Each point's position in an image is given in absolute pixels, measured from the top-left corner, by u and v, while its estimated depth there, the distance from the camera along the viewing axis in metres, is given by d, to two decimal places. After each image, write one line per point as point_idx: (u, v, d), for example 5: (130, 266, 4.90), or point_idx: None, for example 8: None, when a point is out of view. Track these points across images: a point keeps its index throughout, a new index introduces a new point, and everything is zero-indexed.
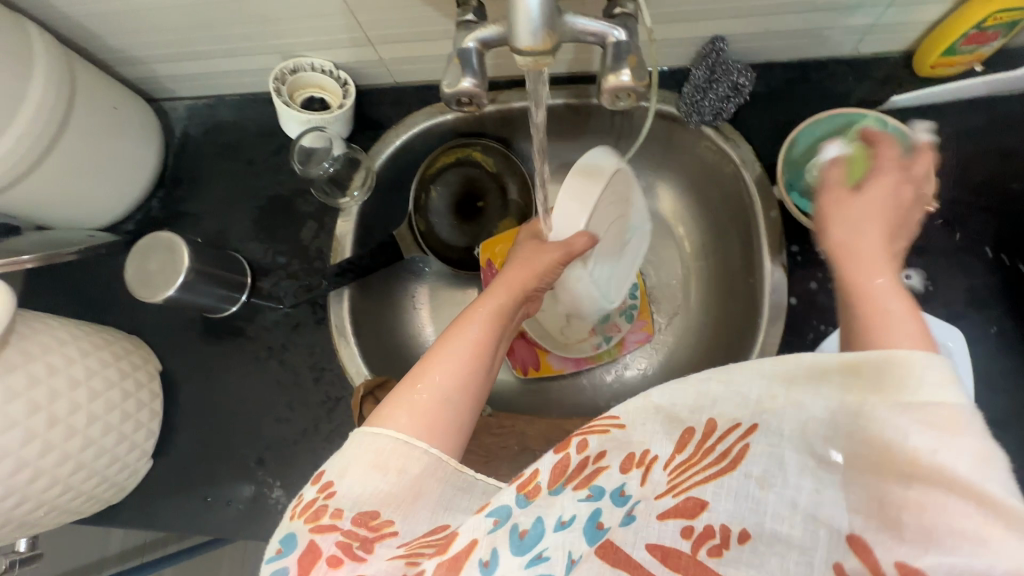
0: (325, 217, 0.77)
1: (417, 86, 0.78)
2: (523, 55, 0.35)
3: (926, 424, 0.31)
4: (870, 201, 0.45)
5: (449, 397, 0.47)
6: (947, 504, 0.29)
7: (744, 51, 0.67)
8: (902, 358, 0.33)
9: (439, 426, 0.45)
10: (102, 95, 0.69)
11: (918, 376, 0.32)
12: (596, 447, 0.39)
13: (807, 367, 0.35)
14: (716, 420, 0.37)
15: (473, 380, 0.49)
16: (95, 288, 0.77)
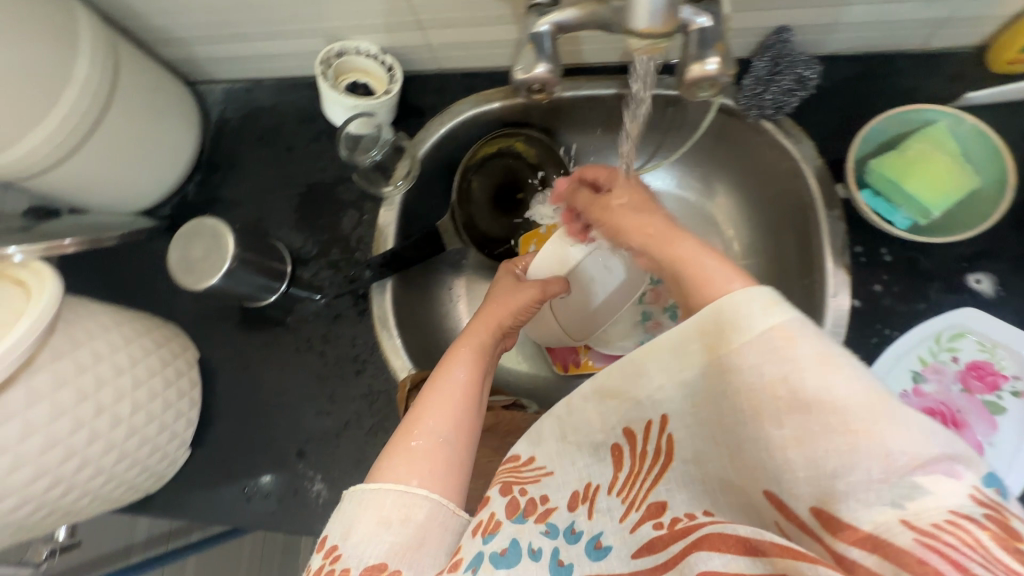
0: (366, 206, 0.75)
1: (462, 73, 0.76)
2: (641, 39, 0.35)
3: (774, 356, 0.34)
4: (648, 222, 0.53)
5: (446, 436, 0.45)
6: (811, 424, 0.32)
7: (809, 43, 0.65)
8: (735, 300, 0.37)
9: (439, 466, 0.43)
10: (144, 75, 0.67)
11: (743, 313, 0.36)
12: (537, 492, 0.42)
13: (699, 351, 0.38)
14: (631, 428, 0.42)
15: (467, 419, 0.48)
16: (132, 273, 0.76)
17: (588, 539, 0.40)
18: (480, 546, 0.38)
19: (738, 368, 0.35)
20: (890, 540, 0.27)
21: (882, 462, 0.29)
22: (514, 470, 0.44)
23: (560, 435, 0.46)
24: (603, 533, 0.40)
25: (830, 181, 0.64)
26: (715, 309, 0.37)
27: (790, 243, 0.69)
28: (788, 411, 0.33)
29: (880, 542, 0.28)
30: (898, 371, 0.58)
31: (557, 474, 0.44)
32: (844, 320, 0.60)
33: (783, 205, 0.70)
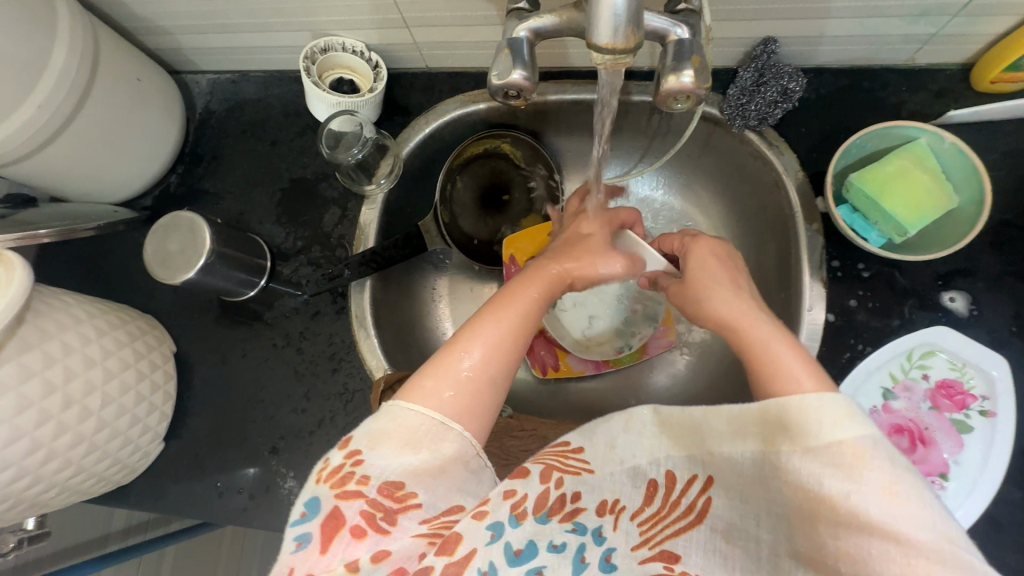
0: (348, 203, 0.74)
1: (449, 73, 0.76)
2: (603, 53, 0.35)
3: (841, 469, 0.36)
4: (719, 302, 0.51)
5: (493, 378, 0.47)
6: (868, 545, 0.35)
7: (794, 55, 0.65)
8: (806, 405, 0.39)
9: (479, 405, 0.45)
10: (126, 65, 0.67)
11: (812, 420, 0.38)
12: (571, 488, 0.43)
13: (756, 438, 0.40)
14: (674, 473, 0.43)
15: (512, 363, 0.49)
16: (111, 264, 0.75)
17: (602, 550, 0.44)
18: (506, 520, 0.40)
19: (799, 467, 0.38)
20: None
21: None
22: (561, 455, 0.44)
23: (613, 440, 0.45)
24: (615, 550, 0.44)
25: (811, 194, 0.64)
26: (792, 404, 0.40)
27: (769, 253, 0.70)
28: (848, 529, 0.36)
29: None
30: (869, 387, 0.59)
31: (597, 475, 0.44)
32: (818, 335, 0.60)
33: (764, 216, 0.70)
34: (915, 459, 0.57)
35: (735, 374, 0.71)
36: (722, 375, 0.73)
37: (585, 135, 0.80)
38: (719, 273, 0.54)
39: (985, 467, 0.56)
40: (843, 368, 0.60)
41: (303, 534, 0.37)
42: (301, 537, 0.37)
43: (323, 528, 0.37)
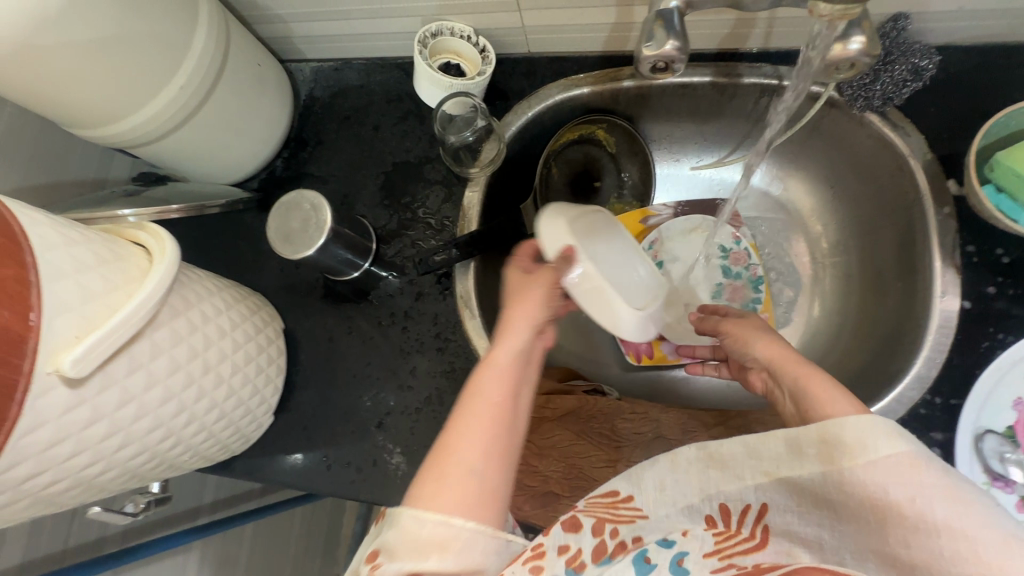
0: (450, 186, 0.75)
1: (552, 58, 0.76)
2: (832, 4, 0.36)
3: (900, 479, 0.37)
4: (771, 346, 0.53)
5: (473, 464, 0.41)
6: (940, 548, 0.35)
7: (926, 32, 0.62)
8: (850, 424, 0.39)
9: (470, 495, 0.40)
10: (249, 51, 0.69)
11: (866, 437, 0.38)
12: (630, 535, 0.41)
13: (815, 461, 0.39)
14: (727, 505, 0.41)
15: (493, 443, 0.43)
16: (223, 243, 0.78)
17: (675, 551, 0.40)
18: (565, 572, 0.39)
19: (862, 482, 0.38)
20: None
21: None
22: (611, 505, 0.41)
23: (660, 483, 0.42)
24: (687, 554, 0.40)
25: (941, 176, 0.61)
26: (851, 422, 0.39)
27: (887, 240, 0.67)
28: (916, 530, 0.36)
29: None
30: (1014, 378, 0.56)
31: (651, 520, 0.41)
32: (953, 323, 0.58)
33: (883, 201, 0.67)
34: None
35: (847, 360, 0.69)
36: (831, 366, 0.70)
37: (682, 122, 0.79)
38: (752, 325, 0.59)
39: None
40: (979, 357, 0.57)
41: None
42: None
43: None
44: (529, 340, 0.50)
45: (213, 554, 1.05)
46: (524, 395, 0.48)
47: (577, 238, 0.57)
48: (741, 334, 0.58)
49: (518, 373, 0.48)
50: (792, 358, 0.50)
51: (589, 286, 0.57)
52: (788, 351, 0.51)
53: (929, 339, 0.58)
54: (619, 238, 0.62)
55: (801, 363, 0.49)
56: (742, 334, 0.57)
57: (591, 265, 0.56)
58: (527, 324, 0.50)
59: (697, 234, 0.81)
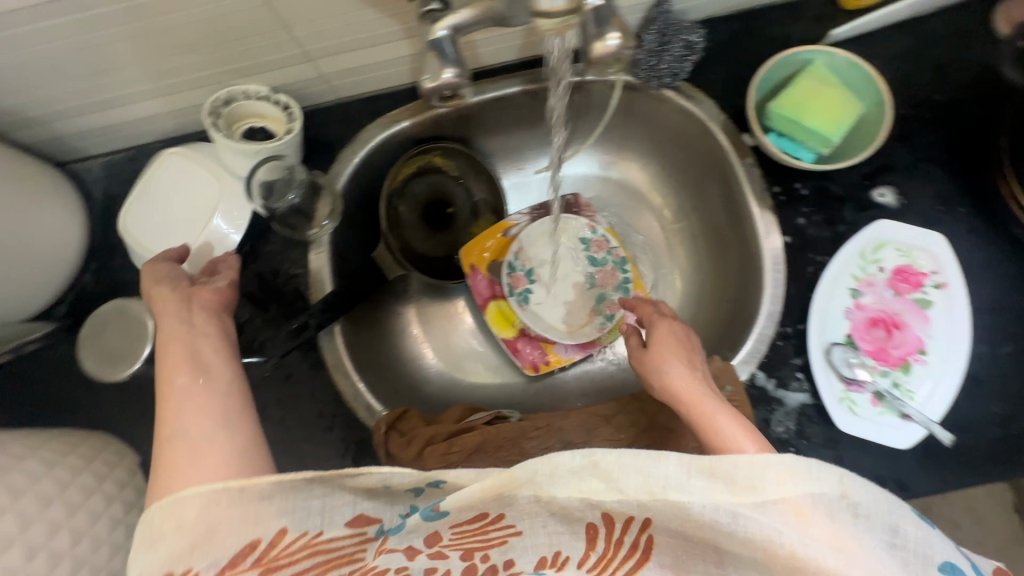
0: (294, 252, 0.70)
1: (364, 98, 0.73)
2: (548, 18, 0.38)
3: (786, 518, 0.33)
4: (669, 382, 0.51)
5: (198, 441, 0.42)
6: None
7: (687, 10, 0.68)
8: (750, 464, 0.34)
9: (208, 465, 0.41)
10: (5, 165, 0.59)
11: (757, 479, 0.34)
12: (501, 558, 0.36)
13: (703, 490, 0.34)
14: (610, 513, 0.36)
15: (198, 402, 0.44)
16: (41, 387, 0.67)
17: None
18: None
19: (753, 526, 0.34)
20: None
21: None
22: (479, 530, 0.37)
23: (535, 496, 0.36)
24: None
25: (737, 133, 0.68)
26: (743, 461, 0.34)
27: (714, 197, 0.73)
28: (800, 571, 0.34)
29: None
30: (840, 290, 0.62)
31: (526, 534, 0.37)
32: (781, 258, 0.64)
33: (700, 164, 0.73)
34: (895, 344, 0.61)
35: (714, 314, 0.74)
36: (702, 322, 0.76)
37: (511, 132, 0.80)
38: (665, 346, 0.54)
39: (952, 334, 0.60)
40: (808, 282, 0.64)
41: None
42: None
43: None
44: (182, 313, 0.52)
45: None
46: (207, 350, 0.49)
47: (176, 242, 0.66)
48: (643, 364, 0.54)
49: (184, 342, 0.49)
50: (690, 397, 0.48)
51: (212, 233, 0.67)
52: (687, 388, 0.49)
53: (767, 277, 0.64)
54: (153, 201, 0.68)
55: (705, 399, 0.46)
56: (645, 365, 0.54)
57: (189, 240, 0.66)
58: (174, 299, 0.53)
59: (556, 235, 0.81)
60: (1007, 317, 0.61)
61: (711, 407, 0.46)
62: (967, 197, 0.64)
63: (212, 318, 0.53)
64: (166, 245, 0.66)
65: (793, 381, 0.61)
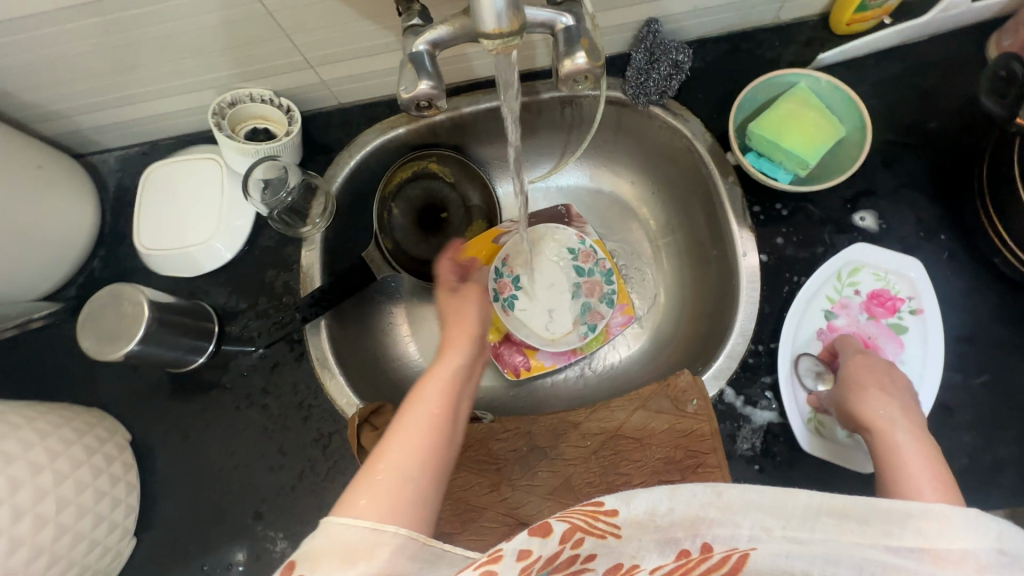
0: (288, 248, 0.73)
1: (364, 105, 0.77)
2: (492, 39, 0.39)
3: (917, 566, 0.36)
4: (863, 403, 0.52)
5: (409, 473, 0.43)
6: None
7: (676, 31, 0.70)
8: (943, 516, 0.37)
9: (403, 503, 0.41)
10: (24, 154, 0.63)
11: (948, 530, 0.37)
12: (587, 550, 0.36)
13: (833, 527, 0.37)
14: (711, 544, 0.37)
15: (435, 451, 0.46)
16: (44, 362, 0.71)
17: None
18: None
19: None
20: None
21: None
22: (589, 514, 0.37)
23: (651, 506, 0.36)
24: None
25: (721, 152, 0.69)
26: (886, 505, 0.37)
27: (699, 214, 0.74)
28: None
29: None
30: (813, 312, 0.63)
31: (624, 541, 0.37)
32: (757, 277, 0.64)
33: (687, 182, 0.75)
34: None
35: (693, 329, 0.75)
36: (683, 337, 0.76)
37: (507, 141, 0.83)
38: (879, 385, 0.53)
39: (926, 360, 0.60)
40: (784, 302, 0.64)
41: None
42: None
43: None
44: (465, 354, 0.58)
45: None
46: (462, 410, 0.52)
47: (198, 233, 0.71)
48: (854, 374, 0.55)
49: (450, 382, 0.52)
50: (883, 424, 0.50)
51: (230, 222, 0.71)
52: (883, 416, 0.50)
53: (743, 295, 0.64)
54: (160, 197, 0.72)
55: (901, 434, 0.48)
56: (856, 377, 0.54)
57: (211, 229, 0.71)
58: (466, 337, 0.60)
59: (545, 242, 0.83)
60: (982, 347, 0.61)
61: (908, 443, 0.47)
62: (949, 225, 0.64)
63: (477, 369, 0.59)
64: (188, 238, 0.71)
65: (762, 400, 0.62)
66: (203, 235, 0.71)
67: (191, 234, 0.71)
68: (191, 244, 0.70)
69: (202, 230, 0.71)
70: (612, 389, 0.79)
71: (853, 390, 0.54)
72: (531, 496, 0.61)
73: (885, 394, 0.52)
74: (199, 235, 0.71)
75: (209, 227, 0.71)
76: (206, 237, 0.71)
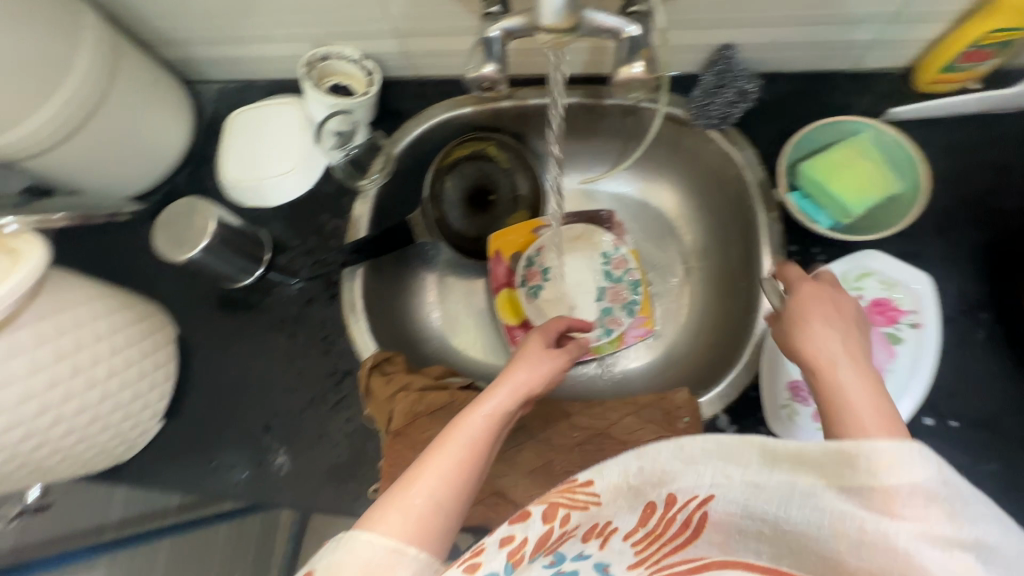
0: (345, 198, 0.80)
1: (439, 80, 0.82)
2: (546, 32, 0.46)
3: (869, 509, 0.34)
4: (809, 339, 0.47)
5: (440, 504, 0.41)
6: None
7: (751, 61, 0.71)
8: (880, 450, 0.35)
9: (428, 534, 0.40)
10: (143, 71, 0.73)
11: (896, 464, 0.34)
12: (577, 521, 0.36)
13: (787, 473, 0.35)
14: (676, 494, 0.37)
15: (467, 486, 0.43)
16: (120, 254, 0.81)
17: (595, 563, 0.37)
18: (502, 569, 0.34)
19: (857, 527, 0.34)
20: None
21: None
22: (568, 489, 0.37)
23: (625, 472, 0.36)
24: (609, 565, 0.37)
25: (769, 186, 0.69)
26: (835, 446, 0.35)
27: (736, 244, 0.75)
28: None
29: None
30: None
31: (604, 507, 0.37)
32: (776, 315, 0.65)
33: (730, 211, 0.75)
34: None
35: (705, 354, 0.76)
36: (694, 359, 0.78)
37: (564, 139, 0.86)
38: (815, 307, 0.49)
39: (915, 372, 0.60)
40: None
41: None
42: None
43: None
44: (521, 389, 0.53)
45: None
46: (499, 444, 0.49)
47: (270, 169, 0.79)
48: (799, 306, 0.50)
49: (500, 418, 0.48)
50: (825, 362, 0.45)
51: (300, 165, 0.79)
52: (822, 353, 0.46)
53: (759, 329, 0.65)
54: (247, 131, 0.80)
55: (852, 372, 0.43)
56: (803, 313, 0.49)
57: (283, 168, 0.78)
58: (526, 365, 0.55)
59: (580, 242, 0.86)
60: (999, 435, 0.59)
61: (854, 381, 0.43)
62: (992, 305, 0.62)
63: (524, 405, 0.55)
64: (261, 172, 0.78)
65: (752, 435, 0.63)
66: (275, 171, 0.78)
67: (265, 169, 0.79)
68: (262, 178, 0.78)
69: (275, 167, 0.79)
70: (615, 392, 0.81)
71: (793, 322, 0.49)
72: (511, 471, 0.63)
73: (844, 331, 0.47)
74: (272, 171, 0.78)
75: (281, 165, 0.78)
76: (276, 174, 0.78)
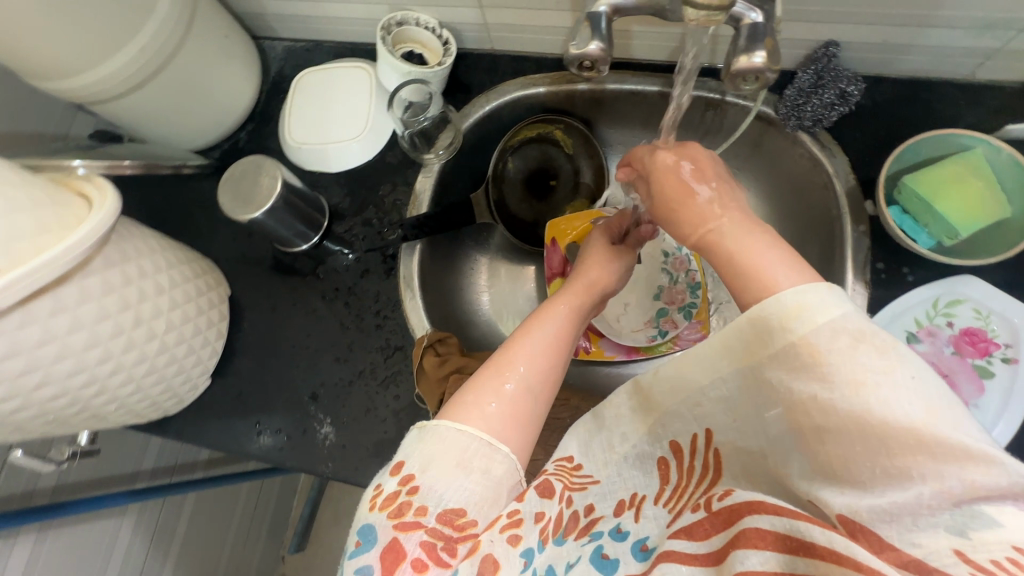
0: (408, 170, 0.78)
1: (514, 56, 0.79)
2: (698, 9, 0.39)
3: (805, 373, 0.35)
4: (689, 208, 0.49)
5: (530, 388, 0.48)
6: (911, 471, 0.32)
7: (855, 61, 0.66)
8: (787, 303, 0.36)
9: (519, 418, 0.46)
10: (217, 22, 0.71)
11: (804, 311, 0.36)
12: (582, 502, 0.46)
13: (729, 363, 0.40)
14: (677, 441, 0.45)
15: (551, 375, 0.50)
16: (179, 207, 0.80)
17: (634, 540, 0.44)
18: (534, 545, 0.42)
19: (808, 397, 0.35)
20: (941, 567, 0.30)
21: (935, 487, 0.31)
22: (568, 472, 0.47)
23: (608, 443, 0.48)
24: (649, 537, 0.43)
25: (860, 197, 0.65)
26: (776, 311, 0.37)
27: (814, 256, 0.70)
28: (872, 451, 0.33)
29: (924, 565, 0.31)
30: (893, 331, 0.61)
31: (602, 483, 0.47)
32: None
33: (810, 218, 0.71)
34: None
35: None
36: None
37: (637, 128, 0.82)
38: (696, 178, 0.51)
39: (1003, 410, 0.57)
40: None
41: (362, 566, 0.37)
42: (362, 571, 0.37)
43: (382, 559, 0.37)
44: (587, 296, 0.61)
45: (150, 522, 1.05)
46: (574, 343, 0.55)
47: (335, 133, 0.77)
48: (669, 191, 0.51)
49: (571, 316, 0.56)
50: (721, 223, 0.46)
51: (366, 131, 0.76)
52: (703, 217, 0.47)
53: None
54: (315, 92, 0.78)
55: (745, 232, 0.44)
56: (675, 185, 0.51)
57: (347, 132, 0.76)
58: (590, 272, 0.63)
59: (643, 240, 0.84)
60: None
61: (750, 230, 0.44)
62: None
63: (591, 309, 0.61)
64: (324, 136, 0.77)
65: None
66: (340, 135, 0.76)
67: (330, 133, 0.77)
68: (326, 141, 0.76)
69: (339, 132, 0.77)
70: None
71: (668, 205, 0.51)
72: None
73: (697, 197, 0.49)
74: (336, 136, 0.77)
75: (346, 130, 0.76)
76: (340, 139, 0.76)
